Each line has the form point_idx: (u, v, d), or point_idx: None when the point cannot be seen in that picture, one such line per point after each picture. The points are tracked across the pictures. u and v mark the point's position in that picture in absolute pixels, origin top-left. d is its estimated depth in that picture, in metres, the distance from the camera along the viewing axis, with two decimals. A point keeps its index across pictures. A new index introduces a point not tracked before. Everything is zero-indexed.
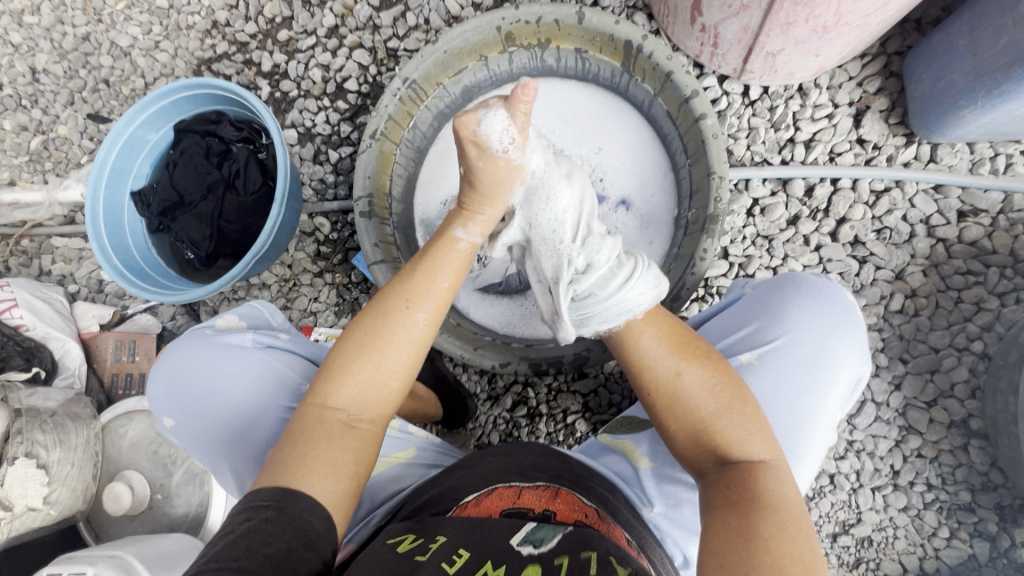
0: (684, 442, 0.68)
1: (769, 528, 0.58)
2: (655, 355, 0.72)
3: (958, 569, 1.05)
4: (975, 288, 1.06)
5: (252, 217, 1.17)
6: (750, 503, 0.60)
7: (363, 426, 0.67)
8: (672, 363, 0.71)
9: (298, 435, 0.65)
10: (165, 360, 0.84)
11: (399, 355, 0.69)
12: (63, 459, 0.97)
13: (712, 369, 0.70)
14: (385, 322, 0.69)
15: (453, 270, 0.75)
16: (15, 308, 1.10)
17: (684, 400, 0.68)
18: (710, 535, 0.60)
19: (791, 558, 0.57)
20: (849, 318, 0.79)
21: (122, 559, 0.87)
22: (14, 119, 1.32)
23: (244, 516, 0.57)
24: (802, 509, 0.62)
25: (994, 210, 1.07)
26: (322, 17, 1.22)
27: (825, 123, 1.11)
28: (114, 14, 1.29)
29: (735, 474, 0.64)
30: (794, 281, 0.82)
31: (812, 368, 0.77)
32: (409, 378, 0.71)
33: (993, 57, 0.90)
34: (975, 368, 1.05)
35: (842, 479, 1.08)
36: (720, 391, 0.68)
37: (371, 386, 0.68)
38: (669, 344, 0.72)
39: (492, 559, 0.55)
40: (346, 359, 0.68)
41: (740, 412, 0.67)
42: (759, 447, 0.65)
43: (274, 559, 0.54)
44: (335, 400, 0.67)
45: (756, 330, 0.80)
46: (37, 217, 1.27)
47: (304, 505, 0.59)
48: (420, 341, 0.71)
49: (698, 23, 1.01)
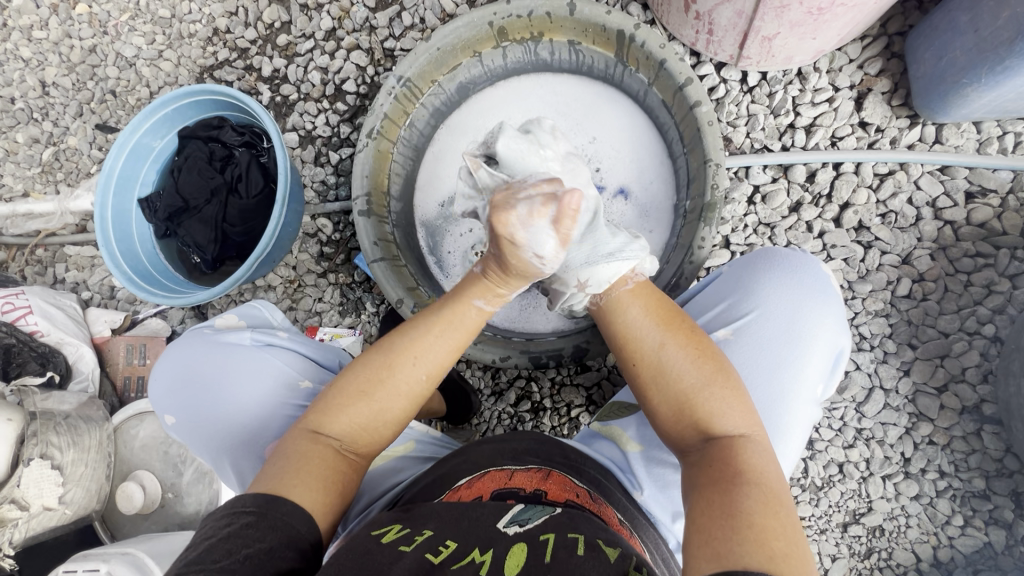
0: (669, 419, 0.66)
1: (749, 500, 0.56)
2: (641, 328, 0.71)
3: (973, 558, 1.03)
4: (984, 271, 1.04)
5: (255, 219, 1.19)
6: (733, 476, 0.59)
7: (351, 457, 0.68)
8: (657, 337, 0.69)
9: (288, 452, 0.66)
10: (167, 361, 0.86)
11: (392, 400, 0.69)
12: (77, 459, 1.00)
13: (696, 341, 0.68)
14: (386, 373, 0.69)
15: (457, 340, 0.73)
16: (29, 314, 1.13)
17: (667, 373, 0.67)
18: (695, 511, 0.58)
19: (772, 531, 0.54)
20: (822, 287, 0.78)
21: (134, 554, 0.89)
22: (27, 132, 1.35)
23: (225, 521, 0.57)
24: (783, 483, 0.60)
25: (1004, 189, 1.05)
26: (320, 21, 1.23)
27: (826, 107, 1.09)
28: (119, 25, 1.32)
29: (716, 451, 0.62)
30: (766, 257, 0.82)
31: (787, 340, 0.76)
32: (407, 418, 0.72)
33: (994, 33, 0.88)
34: (986, 352, 1.03)
35: (851, 468, 1.07)
36: (703, 364, 0.67)
37: (362, 424, 0.68)
38: (654, 317, 0.71)
39: (479, 546, 0.54)
40: (343, 398, 0.69)
41: (723, 386, 0.65)
42: (738, 421, 0.64)
43: (256, 559, 0.54)
44: (331, 429, 0.67)
45: (730, 306, 0.80)
46: (51, 227, 1.30)
47: (284, 509, 0.59)
48: (417, 392, 0.71)
49: (692, 11, 1.00)
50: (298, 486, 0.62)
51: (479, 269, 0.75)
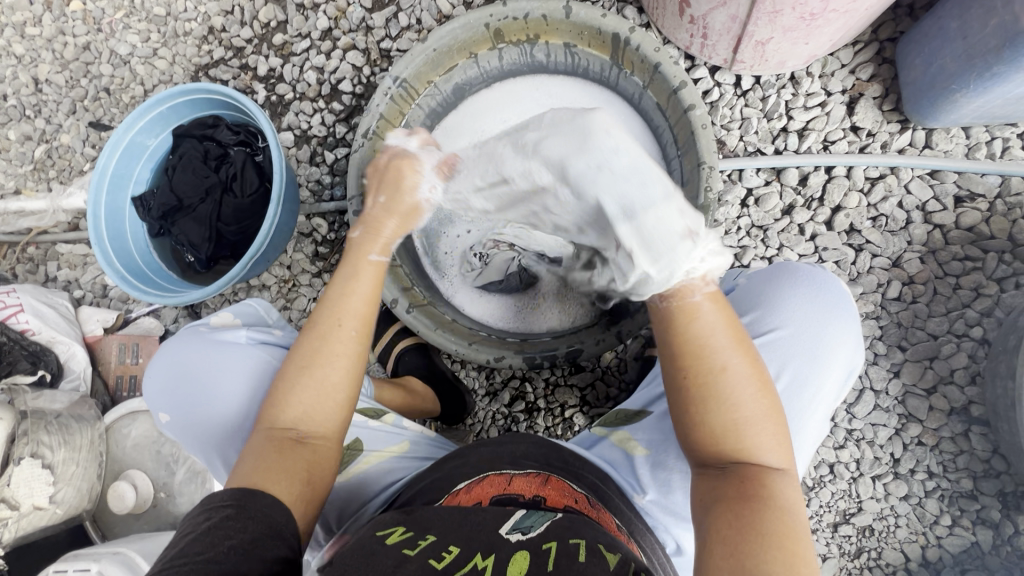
0: (703, 437, 0.65)
1: (778, 529, 0.58)
2: (712, 343, 0.65)
3: (961, 558, 1.04)
4: (973, 274, 1.06)
5: (249, 218, 1.19)
6: (762, 501, 0.60)
7: (317, 442, 0.68)
8: (725, 356, 0.64)
9: (257, 455, 0.66)
10: (160, 359, 0.86)
11: (336, 368, 0.70)
12: (68, 459, 0.99)
13: (758, 369, 0.65)
14: (319, 344, 0.71)
15: (374, 283, 0.77)
16: (20, 312, 1.12)
17: (721, 396, 0.64)
18: (719, 528, 0.59)
19: (799, 559, 0.56)
20: (842, 306, 0.79)
21: (125, 554, 0.89)
22: (19, 129, 1.34)
23: (202, 516, 0.58)
24: (804, 513, 0.62)
25: (992, 194, 1.06)
26: (316, 21, 1.24)
27: (819, 111, 1.11)
28: (114, 22, 1.31)
29: (748, 474, 0.62)
30: (788, 270, 0.82)
31: (807, 359, 0.76)
32: (354, 386, 0.72)
33: (983, 40, 0.89)
34: (974, 354, 1.04)
35: (841, 469, 1.08)
36: (758, 393, 0.64)
37: (314, 403, 0.69)
38: (729, 333, 0.65)
39: (481, 551, 0.55)
40: (288, 379, 0.70)
41: (769, 418, 0.64)
42: (772, 448, 0.64)
43: (240, 549, 0.55)
44: (286, 419, 0.69)
45: (752, 321, 0.79)
46: (43, 224, 1.29)
47: (263, 502, 0.60)
48: (355, 353, 0.72)
49: (687, 15, 1.01)
50: (269, 484, 0.63)
51: (377, 257, 0.79)
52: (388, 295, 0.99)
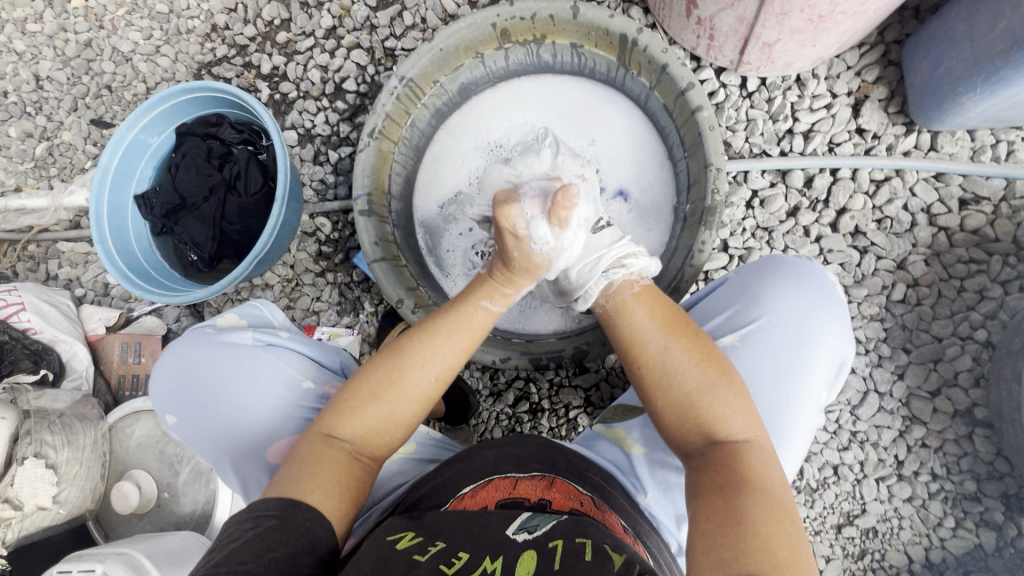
0: (670, 421, 0.67)
1: (754, 509, 0.57)
2: (645, 331, 0.72)
3: (964, 559, 1.04)
4: (977, 277, 1.06)
5: (253, 217, 1.18)
6: (738, 484, 0.59)
7: (365, 463, 0.68)
8: (661, 340, 0.71)
9: (303, 455, 0.66)
10: (166, 361, 0.85)
11: (405, 404, 0.70)
12: (71, 459, 0.99)
13: (698, 346, 0.69)
14: (397, 373, 0.70)
15: (470, 341, 0.74)
16: (22, 311, 1.12)
17: (670, 376, 0.68)
18: (700, 516, 0.59)
19: (777, 538, 0.55)
20: (827, 294, 0.79)
21: (129, 554, 0.88)
22: (19, 126, 1.34)
23: (248, 524, 0.58)
24: (789, 492, 0.60)
25: (997, 197, 1.06)
26: (320, 19, 1.23)
27: (824, 114, 1.11)
28: (116, 19, 1.31)
29: (721, 455, 0.63)
30: (773, 263, 0.82)
31: (792, 347, 0.76)
32: (416, 419, 0.71)
33: (991, 43, 0.89)
34: (978, 357, 1.05)
35: (846, 470, 1.08)
36: (704, 367, 0.68)
37: (374, 425, 0.68)
38: (659, 320, 0.73)
39: (490, 555, 0.54)
40: (356, 398, 0.69)
41: (728, 392, 0.66)
42: (742, 426, 0.65)
43: (280, 565, 0.54)
44: (344, 431, 0.68)
45: (737, 313, 0.80)
46: (44, 222, 1.29)
47: (306, 515, 0.60)
48: (429, 395, 0.71)
49: (694, 15, 1.01)
50: (315, 492, 0.63)
51: (489, 307, 0.76)
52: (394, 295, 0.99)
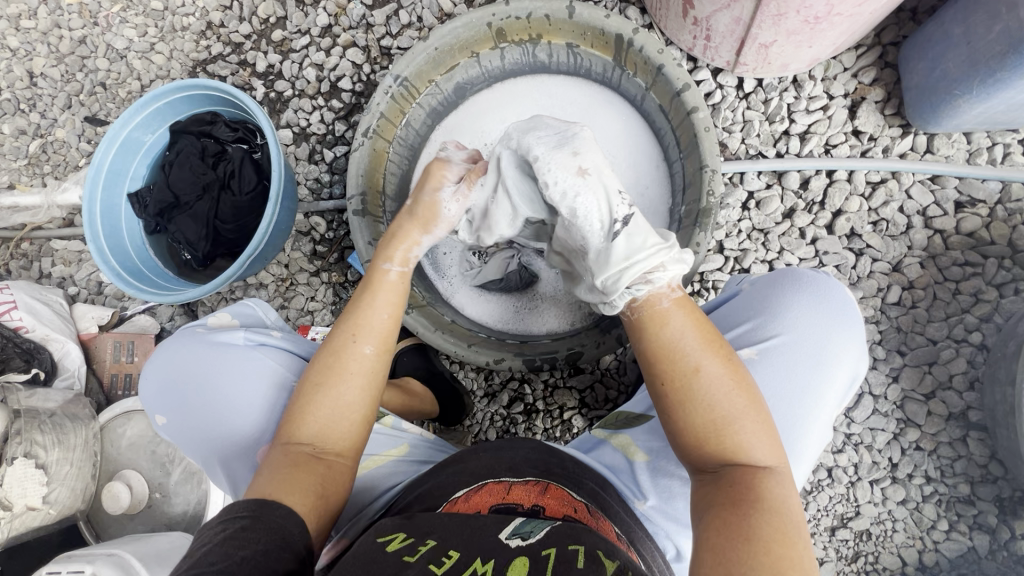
0: (688, 439, 0.65)
1: (768, 531, 0.57)
2: (679, 343, 0.67)
3: (957, 562, 1.04)
4: (973, 280, 1.06)
5: (247, 216, 1.18)
6: (753, 505, 0.59)
7: (332, 459, 0.68)
8: (694, 357, 0.66)
9: (270, 472, 0.65)
10: (156, 360, 0.85)
11: (353, 387, 0.69)
12: (62, 459, 0.98)
13: (732, 369, 0.66)
14: (334, 360, 0.70)
15: (392, 301, 0.76)
16: (14, 309, 1.11)
17: (699, 397, 0.65)
18: (708, 532, 0.59)
19: (790, 560, 0.55)
20: (848, 313, 0.79)
21: (119, 556, 0.88)
22: (13, 123, 1.33)
23: (220, 526, 0.58)
24: (800, 515, 0.61)
25: (992, 200, 1.06)
26: (316, 17, 1.22)
27: (820, 115, 1.10)
28: (111, 16, 1.30)
29: (736, 477, 0.62)
30: (793, 276, 0.82)
31: (811, 365, 0.76)
32: (371, 402, 0.71)
33: (987, 46, 0.89)
34: (973, 360, 1.05)
35: (840, 473, 1.08)
36: (735, 392, 0.65)
37: (329, 419, 0.68)
38: (696, 334, 0.67)
39: (481, 556, 0.54)
40: (305, 395, 0.69)
41: (753, 418, 0.64)
42: (762, 452, 0.64)
43: (253, 560, 0.54)
44: (303, 434, 0.68)
45: (755, 327, 0.79)
46: (37, 220, 1.28)
47: (277, 513, 0.60)
48: (373, 370, 0.71)
49: (691, 16, 1.00)
50: (287, 497, 0.62)
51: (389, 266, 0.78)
52: None
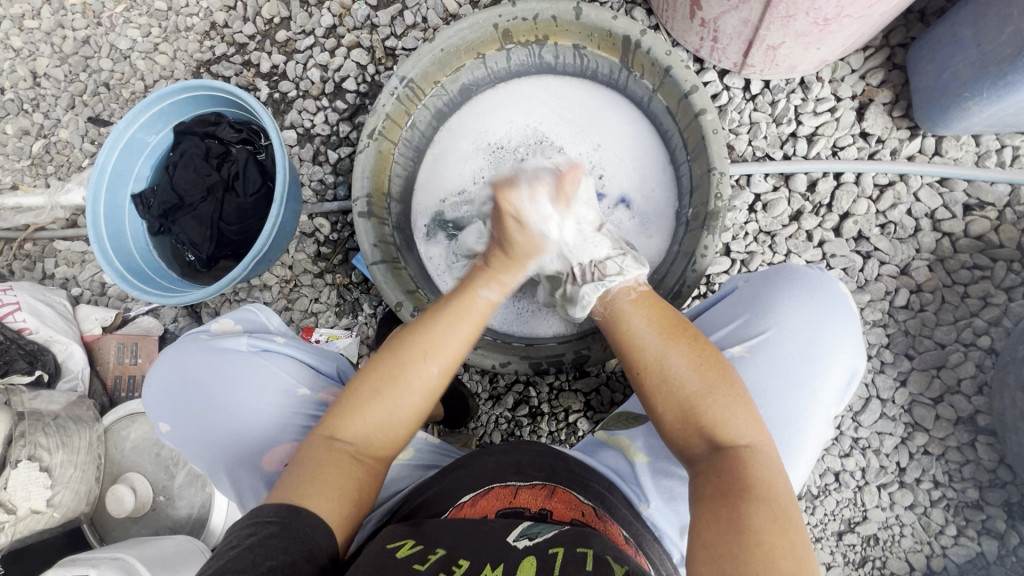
0: (672, 424, 0.67)
1: (760, 518, 0.55)
2: (646, 337, 0.73)
3: (965, 567, 1.03)
4: (981, 283, 1.05)
5: (251, 218, 1.17)
6: (739, 492, 0.58)
7: (366, 463, 0.67)
8: (658, 346, 0.71)
9: (303, 465, 0.65)
10: (160, 367, 0.84)
11: (410, 398, 0.68)
12: (65, 462, 0.98)
13: (698, 350, 0.69)
14: (397, 368, 0.69)
15: (471, 324, 0.74)
16: (18, 311, 1.10)
17: (670, 379, 0.68)
18: (701, 525, 0.57)
19: (782, 549, 0.54)
20: (840, 307, 0.78)
21: (124, 560, 0.87)
22: (16, 123, 1.32)
23: (249, 530, 0.57)
24: (792, 500, 0.60)
25: (1001, 203, 1.06)
26: (320, 17, 1.22)
27: (828, 117, 1.10)
28: (114, 16, 1.30)
29: (719, 460, 0.62)
30: (784, 272, 0.81)
31: (804, 359, 0.75)
32: (420, 415, 0.70)
33: (998, 48, 0.88)
34: (982, 364, 1.04)
35: (847, 477, 1.07)
36: (704, 370, 0.68)
37: (377, 425, 0.67)
38: (657, 326, 0.74)
39: (490, 562, 0.53)
40: (351, 397, 0.68)
41: (727, 394, 0.66)
42: (743, 429, 0.64)
43: (280, 570, 0.53)
44: (346, 433, 0.67)
45: (746, 323, 0.79)
46: (40, 221, 1.27)
47: (307, 521, 0.59)
48: (433, 388, 0.70)
49: (698, 17, 1.00)
50: (321, 501, 0.62)
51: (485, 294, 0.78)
52: (394, 297, 0.97)
